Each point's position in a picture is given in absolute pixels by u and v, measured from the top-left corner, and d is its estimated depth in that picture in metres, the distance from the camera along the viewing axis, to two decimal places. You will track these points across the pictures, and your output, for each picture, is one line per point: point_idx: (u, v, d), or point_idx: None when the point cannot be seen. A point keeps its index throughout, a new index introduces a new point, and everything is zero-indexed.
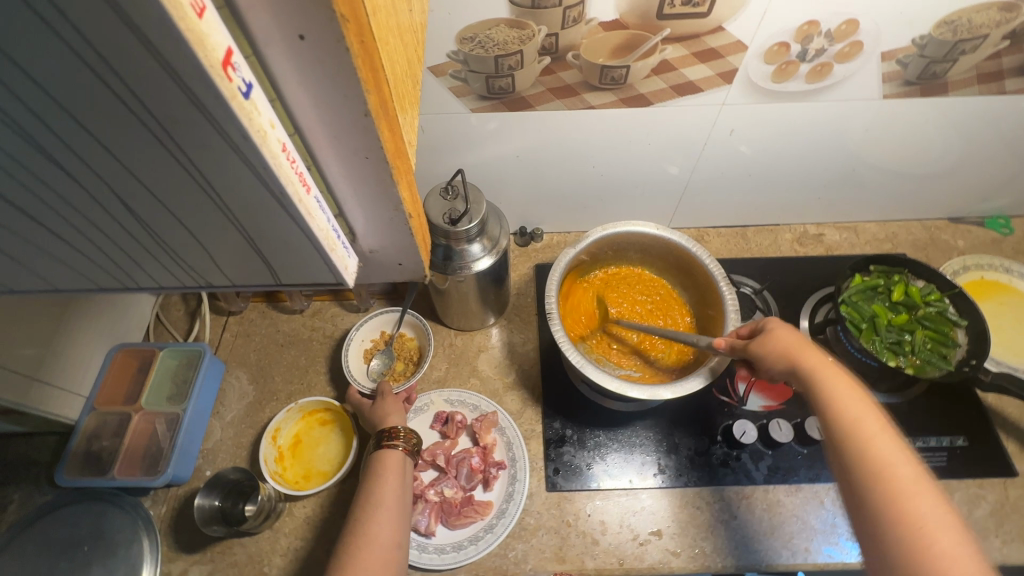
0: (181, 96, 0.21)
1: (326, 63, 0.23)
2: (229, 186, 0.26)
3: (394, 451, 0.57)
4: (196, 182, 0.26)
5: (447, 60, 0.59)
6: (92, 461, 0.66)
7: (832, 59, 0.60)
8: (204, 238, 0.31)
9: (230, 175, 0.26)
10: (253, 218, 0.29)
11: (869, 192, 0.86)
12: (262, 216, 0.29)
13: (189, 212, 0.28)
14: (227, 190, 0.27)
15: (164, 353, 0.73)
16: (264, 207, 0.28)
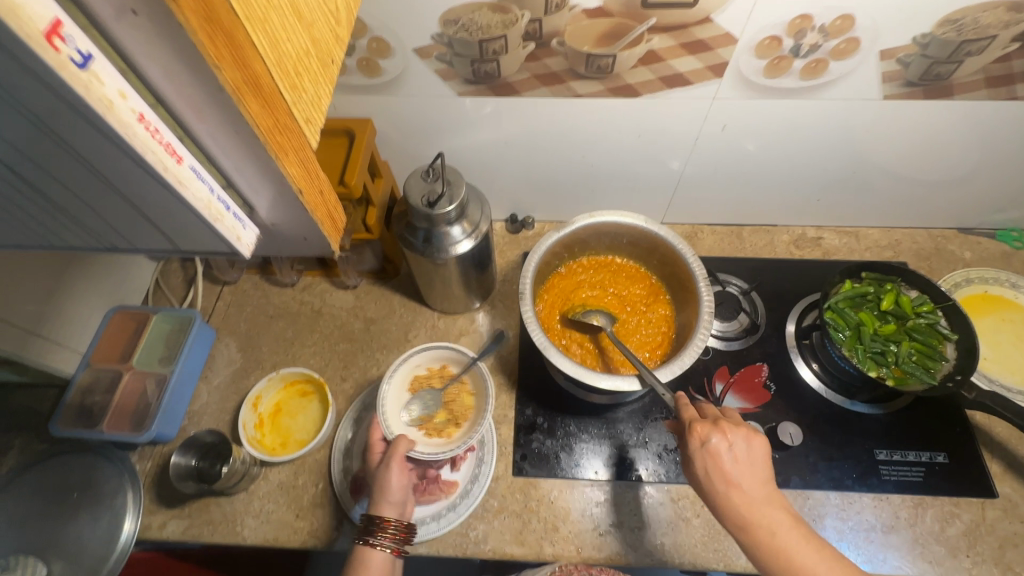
0: (17, 71, 0.16)
1: (172, 48, 0.18)
2: (118, 176, 0.21)
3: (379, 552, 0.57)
4: (71, 154, 0.21)
5: (432, 43, 0.59)
6: (84, 415, 0.70)
7: (827, 56, 0.58)
8: (103, 209, 0.25)
9: (113, 163, 0.20)
10: (157, 212, 0.24)
11: (872, 197, 0.84)
12: (165, 211, 0.23)
13: (80, 186, 0.23)
14: (120, 180, 0.22)
15: (157, 317, 0.76)
16: (161, 203, 0.22)
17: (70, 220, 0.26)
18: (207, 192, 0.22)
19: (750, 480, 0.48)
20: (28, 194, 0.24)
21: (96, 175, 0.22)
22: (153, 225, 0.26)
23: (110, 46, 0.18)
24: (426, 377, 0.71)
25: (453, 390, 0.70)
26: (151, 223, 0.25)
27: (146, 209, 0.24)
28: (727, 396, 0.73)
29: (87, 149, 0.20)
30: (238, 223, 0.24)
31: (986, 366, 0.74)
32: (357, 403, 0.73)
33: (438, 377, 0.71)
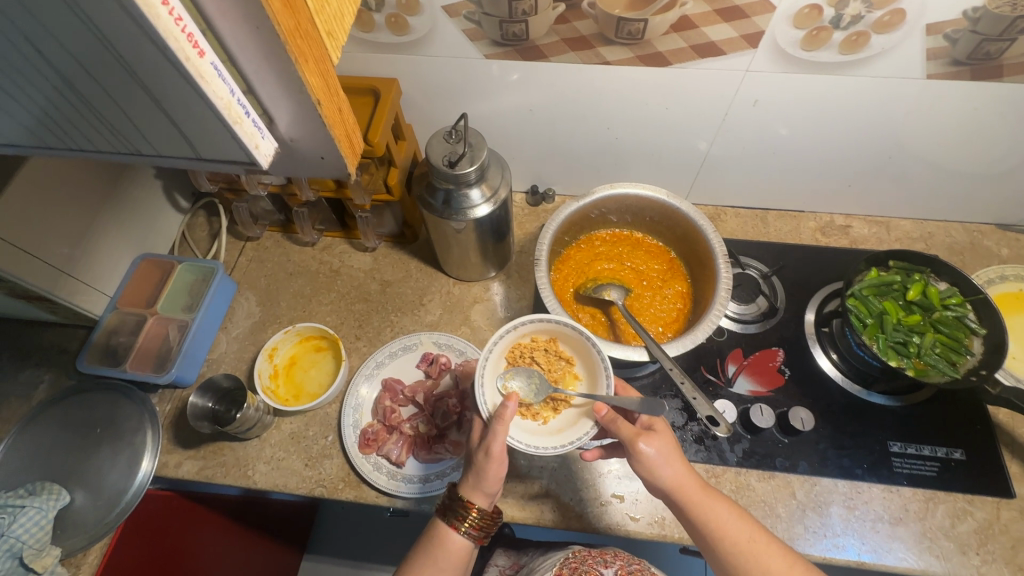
0: None
1: None
2: (124, 44, 0.21)
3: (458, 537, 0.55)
4: (97, 39, 0.21)
5: (462, 1, 0.58)
6: (110, 354, 0.73)
7: (870, 28, 0.56)
8: (128, 110, 0.25)
9: (119, 27, 0.20)
10: (165, 93, 0.23)
11: (907, 186, 0.81)
12: (175, 93, 0.23)
13: (105, 79, 0.23)
14: (128, 52, 0.21)
15: (182, 267, 0.78)
16: (168, 79, 0.22)
17: (96, 122, 0.27)
18: (228, 92, 0.23)
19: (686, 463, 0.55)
20: (56, 90, 0.25)
21: (120, 64, 0.22)
22: (176, 128, 0.26)
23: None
24: (528, 347, 0.65)
25: (558, 367, 0.64)
26: (174, 125, 0.26)
27: (169, 107, 0.24)
28: (739, 378, 0.72)
29: (111, 32, 0.20)
30: (256, 129, 0.25)
31: (1013, 365, 0.71)
32: (369, 360, 0.74)
33: (541, 350, 0.65)
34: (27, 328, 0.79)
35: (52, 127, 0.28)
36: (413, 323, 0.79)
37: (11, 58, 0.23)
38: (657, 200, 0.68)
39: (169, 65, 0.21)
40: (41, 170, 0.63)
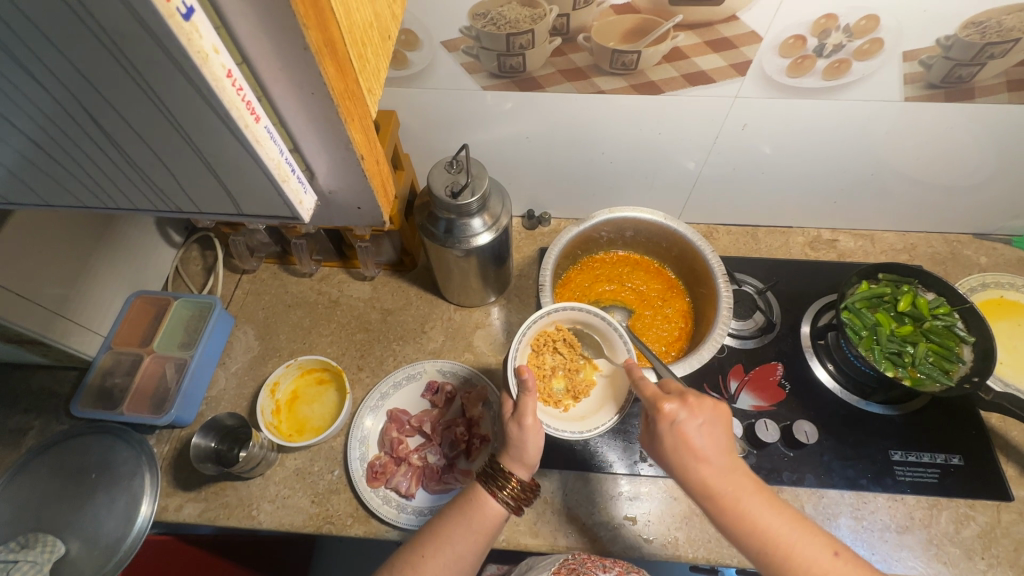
0: (124, 12, 0.18)
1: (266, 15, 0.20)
2: (189, 116, 0.23)
3: (495, 502, 0.54)
4: (165, 115, 0.23)
5: (460, 36, 0.60)
6: (105, 396, 0.71)
7: (850, 56, 0.58)
8: (178, 171, 0.28)
9: (186, 102, 0.22)
10: (219, 156, 0.25)
11: (889, 201, 0.84)
12: (226, 155, 0.25)
13: (166, 148, 0.26)
14: (190, 122, 0.24)
15: (178, 303, 0.77)
16: (224, 144, 0.24)
17: (148, 182, 0.29)
18: (277, 152, 0.25)
19: (716, 453, 0.49)
20: (119, 158, 0.27)
21: (178, 132, 0.24)
22: (222, 186, 0.28)
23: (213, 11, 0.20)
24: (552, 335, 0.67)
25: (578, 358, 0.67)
26: (221, 185, 0.28)
27: (218, 168, 0.26)
28: (742, 394, 0.73)
29: (177, 105, 0.23)
30: (299, 185, 0.28)
31: (1001, 370, 0.74)
32: (374, 391, 0.73)
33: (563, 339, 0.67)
34: (16, 372, 0.76)
35: (108, 189, 0.30)
36: (416, 351, 0.79)
37: (78, 130, 0.25)
38: (657, 222, 0.69)
39: (229, 132, 0.23)
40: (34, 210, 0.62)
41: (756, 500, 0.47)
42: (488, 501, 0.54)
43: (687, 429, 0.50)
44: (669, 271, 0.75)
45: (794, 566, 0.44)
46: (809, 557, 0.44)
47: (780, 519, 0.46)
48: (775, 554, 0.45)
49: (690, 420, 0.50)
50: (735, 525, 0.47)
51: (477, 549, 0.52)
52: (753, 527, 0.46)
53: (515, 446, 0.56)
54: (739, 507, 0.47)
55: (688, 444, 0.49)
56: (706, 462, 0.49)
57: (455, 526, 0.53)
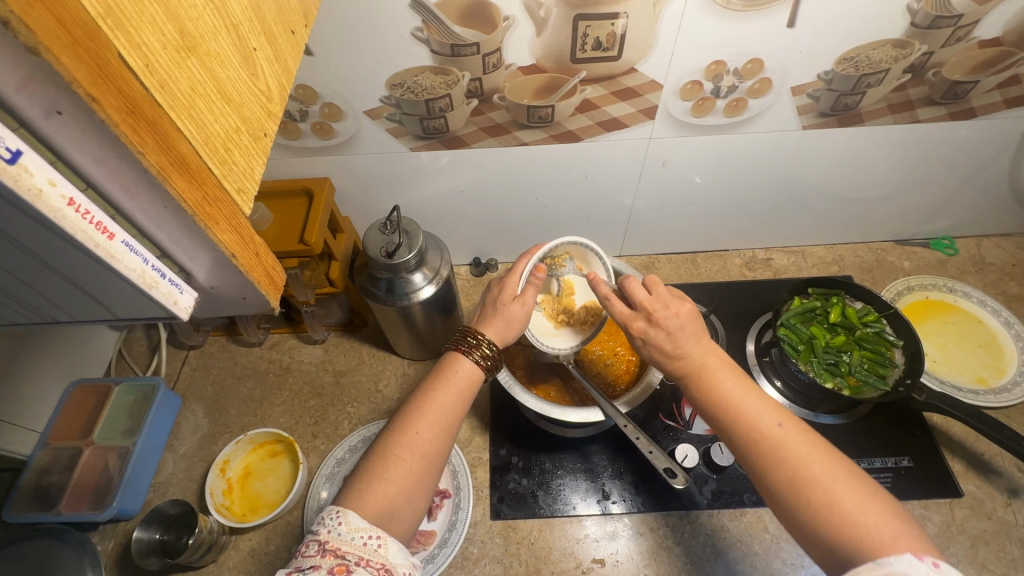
0: None
1: (92, 145, 0.17)
2: (47, 254, 0.20)
3: (470, 361, 0.57)
4: (21, 253, 0.20)
5: (381, 105, 0.62)
6: (41, 496, 0.67)
7: (745, 95, 0.63)
8: (40, 290, 0.23)
9: (40, 242, 0.19)
10: (92, 288, 0.22)
11: (812, 218, 0.89)
12: (101, 287, 0.21)
13: (27, 279, 0.22)
14: (50, 258, 0.20)
15: (120, 388, 0.74)
16: (95, 276, 0.21)
17: (4, 298, 0.24)
18: (141, 262, 0.21)
19: (687, 344, 0.53)
20: None
21: (17, 249, 0.20)
22: (89, 298, 0.23)
23: (41, 142, 0.17)
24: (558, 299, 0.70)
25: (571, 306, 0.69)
26: (87, 298, 0.23)
27: (79, 282, 0.21)
28: (697, 419, 0.74)
29: (9, 222, 0.18)
30: (174, 286, 0.23)
31: (936, 368, 0.77)
32: (329, 459, 0.72)
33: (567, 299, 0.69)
34: None
35: None
36: (371, 410, 0.78)
37: None
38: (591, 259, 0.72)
39: (98, 263, 0.20)
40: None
41: (726, 378, 0.50)
42: (460, 363, 0.57)
43: (656, 333, 0.54)
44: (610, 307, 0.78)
45: (743, 425, 0.46)
46: (757, 417, 0.45)
47: (735, 388, 0.48)
48: (729, 414, 0.47)
49: (660, 329, 0.54)
50: (699, 400, 0.50)
51: (455, 415, 0.54)
52: (712, 395, 0.49)
53: (501, 317, 0.61)
54: (704, 381, 0.50)
55: (661, 350, 0.54)
56: (676, 352, 0.53)
57: (429, 396, 0.54)
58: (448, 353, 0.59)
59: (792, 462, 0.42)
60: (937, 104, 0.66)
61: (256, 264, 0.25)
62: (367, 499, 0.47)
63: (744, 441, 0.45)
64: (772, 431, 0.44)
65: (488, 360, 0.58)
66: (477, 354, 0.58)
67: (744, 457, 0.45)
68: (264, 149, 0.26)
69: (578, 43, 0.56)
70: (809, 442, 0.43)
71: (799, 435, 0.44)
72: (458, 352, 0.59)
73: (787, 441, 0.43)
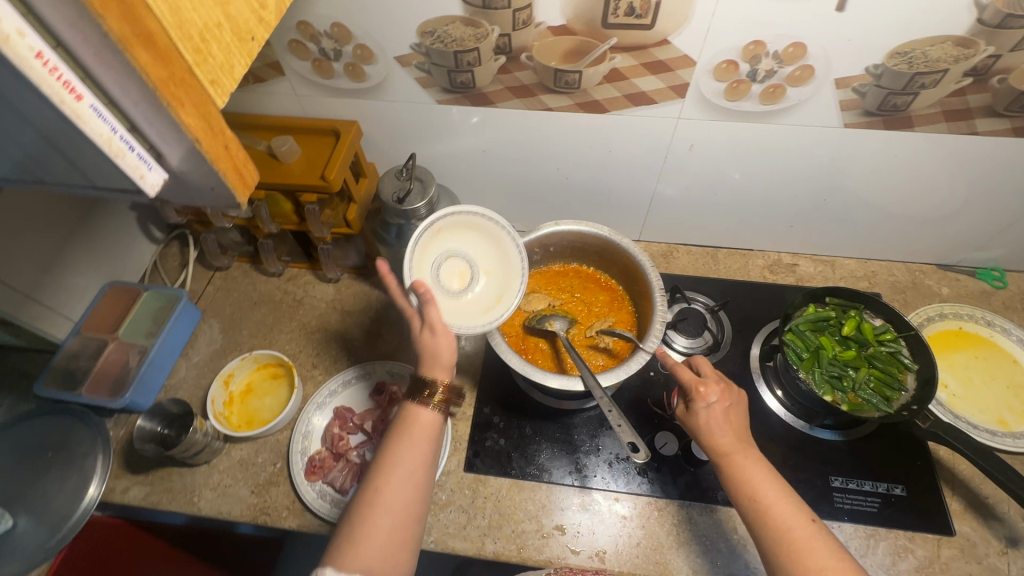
0: None
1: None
2: (20, 102, 0.22)
3: (427, 410, 0.57)
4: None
5: (411, 52, 0.63)
6: (68, 378, 0.74)
7: (784, 82, 0.60)
8: (23, 143, 0.26)
9: (8, 86, 0.21)
10: (63, 146, 0.24)
11: (848, 228, 0.84)
12: (70, 145, 0.24)
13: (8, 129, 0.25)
14: (24, 109, 0.22)
15: (148, 294, 0.81)
16: (64, 133, 0.23)
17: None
18: (107, 130, 0.23)
19: (723, 429, 0.52)
20: None
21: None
22: (67, 159, 0.26)
23: None
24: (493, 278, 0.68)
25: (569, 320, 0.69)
26: (57, 150, 0.25)
27: (49, 133, 0.24)
28: None
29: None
30: (142, 162, 0.25)
31: (954, 402, 0.72)
32: (323, 388, 0.75)
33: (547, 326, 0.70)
34: None
35: None
36: (370, 352, 0.81)
37: None
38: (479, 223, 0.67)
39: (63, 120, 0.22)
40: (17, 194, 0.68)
41: (752, 467, 0.50)
42: (420, 412, 0.57)
43: (717, 405, 0.53)
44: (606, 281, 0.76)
45: (771, 520, 0.47)
46: (785, 516, 0.47)
47: (770, 486, 0.49)
48: (753, 504, 0.48)
49: (721, 403, 0.53)
50: (732, 488, 0.50)
51: (421, 462, 0.55)
52: (737, 479, 0.50)
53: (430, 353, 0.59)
54: (734, 472, 0.50)
55: (718, 424, 0.52)
56: (716, 432, 0.52)
57: (394, 450, 0.55)
58: (403, 404, 0.58)
59: (809, 567, 0.44)
60: (999, 116, 0.61)
61: (220, 153, 0.26)
62: (347, 567, 0.48)
63: (771, 539, 0.46)
64: (799, 530, 0.46)
65: (445, 402, 0.58)
66: (433, 402, 0.57)
67: (764, 551, 0.47)
68: (249, 50, 0.27)
69: (610, 6, 0.55)
70: (832, 549, 0.45)
71: (823, 535, 0.46)
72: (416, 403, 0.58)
73: (808, 545, 0.45)
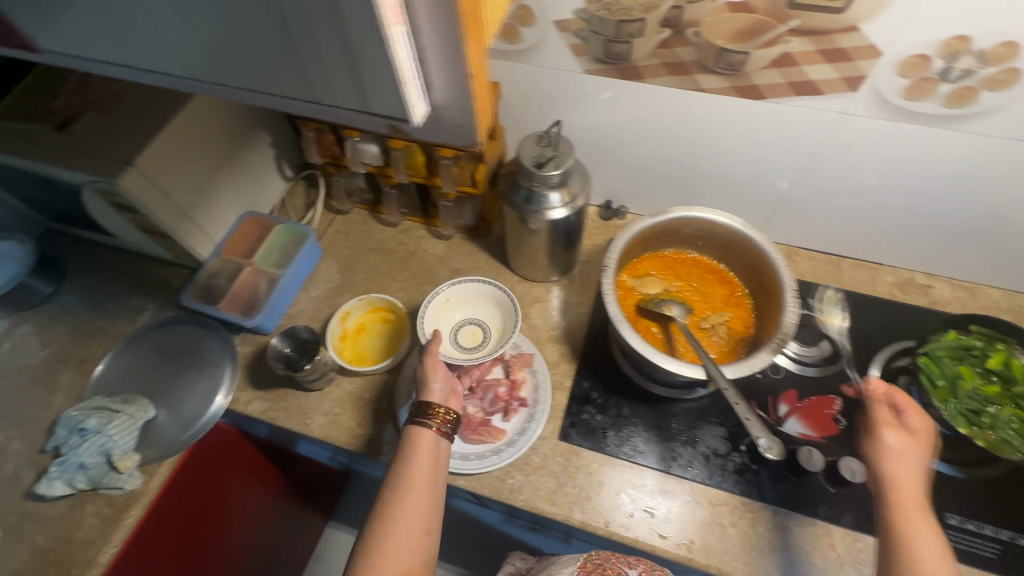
0: None
1: None
2: (363, 32, 0.31)
3: (429, 432, 0.62)
4: (341, 22, 0.30)
5: (573, 17, 0.63)
6: (208, 293, 0.81)
7: (979, 85, 0.55)
8: (326, 62, 0.34)
9: (360, 16, 0.30)
10: (368, 64, 0.32)
11: (1003, 255, 0.76)
12: (375, 64, 0.32)
13: (325, 48, 0.33)
14: (359, 35, 0.31)
15: (280, 228, 0.87)
16: (380, 54, 0.31)
17: (294, 62, 0.34)
18: (405, 57, 0.32)
19: (906, 478, 0.57)
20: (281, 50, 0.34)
21: (337, 27, 0.31)
22: (359, 80, 0.34)
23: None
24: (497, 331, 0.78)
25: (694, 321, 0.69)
26: (358, 82, 0.34)
27: (363, 65, 0.33)
28: (790, 419, 0.71)
29: (345, 1, 0.29)
30: (416, 94, 0.35)
31: None
32: (430, 338, 0.80)
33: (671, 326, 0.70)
34: (143, 262, 0.89)
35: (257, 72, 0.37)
36: None
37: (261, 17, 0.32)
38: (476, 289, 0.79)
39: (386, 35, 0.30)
40: (206, 103, 0.74)
41: (925, 532, 0.53)
42: (422, 433, 0.62)
43: (910, 452, 0.58)
44: (727, 274, 0.74)
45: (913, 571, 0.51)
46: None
47: (932, 547, 0.52)
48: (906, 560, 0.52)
49: (902, 443, 0.59)
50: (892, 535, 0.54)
51: (430, 479, 0.59)
52: (903, 530, 0.54)
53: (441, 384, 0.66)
54: (907, 526, 0.54)
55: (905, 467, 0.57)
56: (907, 480, 0.56)
57: (405, 473, 0.59)
58: (409, 427, 0.63)
59: None
60: None
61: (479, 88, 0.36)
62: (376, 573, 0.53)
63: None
64: None
65: (447, 426, 0.63)
66: (436, 425, 0.62)
67: None
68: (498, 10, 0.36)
69: None
70: None
71: None
72: (422, 424, 0.62)
73: None
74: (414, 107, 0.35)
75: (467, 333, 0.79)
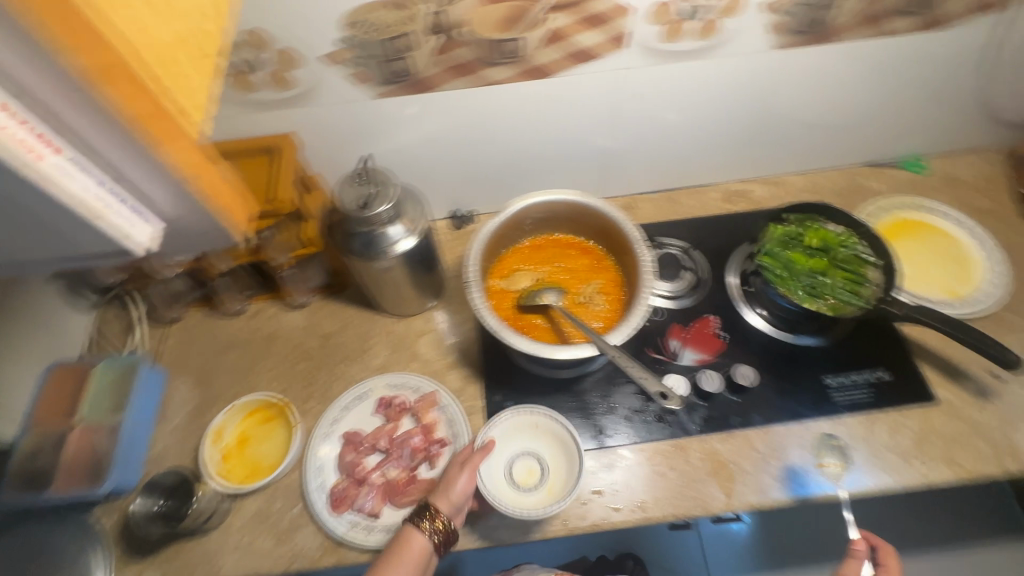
0: None
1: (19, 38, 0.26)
2: (21, 195, 0.30)
3: (421, 536, 0.58)
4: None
5: (339, 48, 0.60)
6: (33, 478, 0.66)
7: (717, 15, 0.62)
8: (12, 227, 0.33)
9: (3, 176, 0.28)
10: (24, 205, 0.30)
11: (788, 146, 0.87)
12: (43, 210, 0.31)
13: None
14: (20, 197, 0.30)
15: (99, 367, 0.72)
16: (68, 215, 0.32)
17: None
18: (92, 186, 0.33)
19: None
20: None
21: None
22: (48, 227, 0.33)
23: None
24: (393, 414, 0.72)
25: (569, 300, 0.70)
26: (64, 235, 0.34)
27: (45, 215, 0.32)
28: (684, 350, 0.76)
29: None
30: (131, 222, 0.36)
31: (912, 286, 0.80)
32: (324, 418, 0.71)
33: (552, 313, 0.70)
34: None
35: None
36: (362, 370, 0.77)
37: None
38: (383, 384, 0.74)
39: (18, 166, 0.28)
40: None
41: None
42: (414, 536, 0.58)
43: None
44: (584, 243, 0.76)
45: None
46: None
47: None
48: None
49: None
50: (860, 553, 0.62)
51: None
52: None
53: (443, 486, 0.61)
54: None
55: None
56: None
57: None
58: (404, 528, 0.59)
59: None
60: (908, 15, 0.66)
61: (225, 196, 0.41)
62: None
63: None
64: None
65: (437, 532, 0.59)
66: (430, 529, 0.58)
67: None
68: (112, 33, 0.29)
69: None
70: None
71: None
72: (412, 526, 0.59)
73: None
74: (111, 222, 0.34)
75: (524, 465, 0.69)
